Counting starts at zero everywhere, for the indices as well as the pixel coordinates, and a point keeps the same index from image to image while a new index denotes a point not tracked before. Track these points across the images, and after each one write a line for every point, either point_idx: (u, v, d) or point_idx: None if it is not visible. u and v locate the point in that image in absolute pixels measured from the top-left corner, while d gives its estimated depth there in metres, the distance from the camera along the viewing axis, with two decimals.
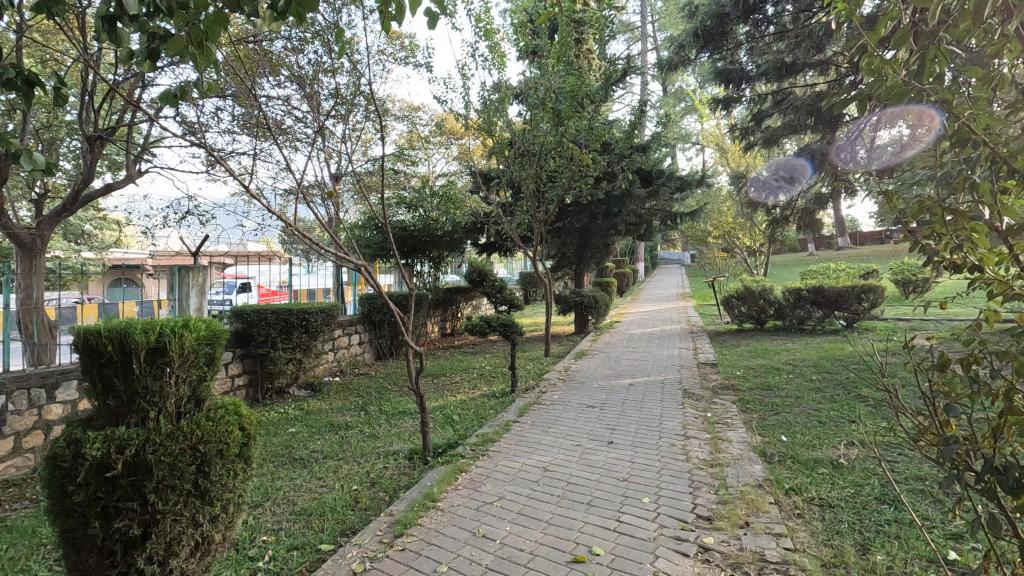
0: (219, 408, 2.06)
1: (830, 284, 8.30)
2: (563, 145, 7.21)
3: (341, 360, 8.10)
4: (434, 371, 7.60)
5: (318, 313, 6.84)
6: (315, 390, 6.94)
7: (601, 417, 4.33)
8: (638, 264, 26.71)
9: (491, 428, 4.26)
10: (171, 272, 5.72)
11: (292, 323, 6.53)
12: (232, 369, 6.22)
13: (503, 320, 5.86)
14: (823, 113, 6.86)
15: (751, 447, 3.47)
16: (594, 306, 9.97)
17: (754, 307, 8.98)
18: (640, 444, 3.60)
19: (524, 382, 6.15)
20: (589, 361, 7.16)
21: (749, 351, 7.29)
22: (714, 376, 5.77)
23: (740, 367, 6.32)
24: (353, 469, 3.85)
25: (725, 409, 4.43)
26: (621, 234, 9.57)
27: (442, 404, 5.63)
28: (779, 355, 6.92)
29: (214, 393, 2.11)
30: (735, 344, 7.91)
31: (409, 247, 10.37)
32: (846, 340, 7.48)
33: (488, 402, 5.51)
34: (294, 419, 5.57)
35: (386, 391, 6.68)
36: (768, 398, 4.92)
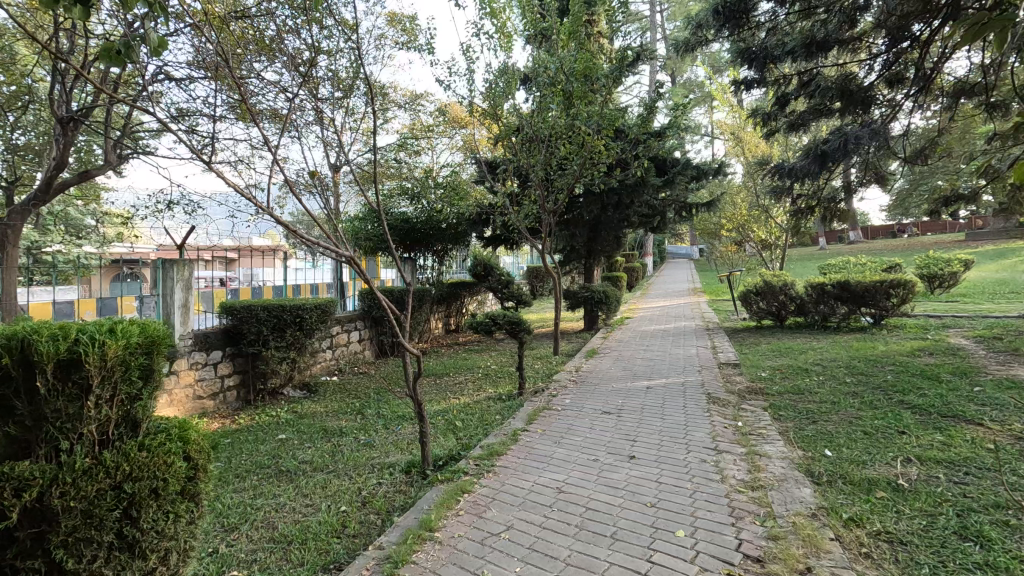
0: (160, 433, 1.75)
1: (856, 279, 7.82)
2: (573, 131, 6.77)
3: (340, 358, 7.74)
4: (438, 371, 7.22)
5: (314, 310, 6.38)
6: (311, 391, 6.57)
7: (619, 426, 3.91)
8: (647, 259, 26.19)
9: (496, 438, 3.86)
10: (154, 265, 5.34)
11: (285, 322, 6.08)
12: (221, 369, 5.86)
13: (511, 316, 5.46)
14: (855, 95, 6.42)
15: (794, 464, 3.05)
16: (604, 302, 9.54)
17: (774, 303, 8.54)
18: (666, 461, 3.18)
19: (533, 383, 5.74)
20: (602, 360, 6.74)
21: (772, 350, 6.85)
22: (738, 379, 5.33)
23: (765, 367, 5.88)
24: (343, 484, 3.47)
25: (756, 417, 4.00)
26: (633, 226, 9.12)
27: (444, 408, 5.24)
28: (805, 354, 6.47)
29: (155, 413, 1.80)
30: (756, 343, 7.46)
31: (412, 240, 10.00)
32: (875, 339, 7.03)
33: (493, 406, 5.12)
34: (287, 424, 5.20)
35: (385, 392, 6.30)
36: (801, 403, 4.48)
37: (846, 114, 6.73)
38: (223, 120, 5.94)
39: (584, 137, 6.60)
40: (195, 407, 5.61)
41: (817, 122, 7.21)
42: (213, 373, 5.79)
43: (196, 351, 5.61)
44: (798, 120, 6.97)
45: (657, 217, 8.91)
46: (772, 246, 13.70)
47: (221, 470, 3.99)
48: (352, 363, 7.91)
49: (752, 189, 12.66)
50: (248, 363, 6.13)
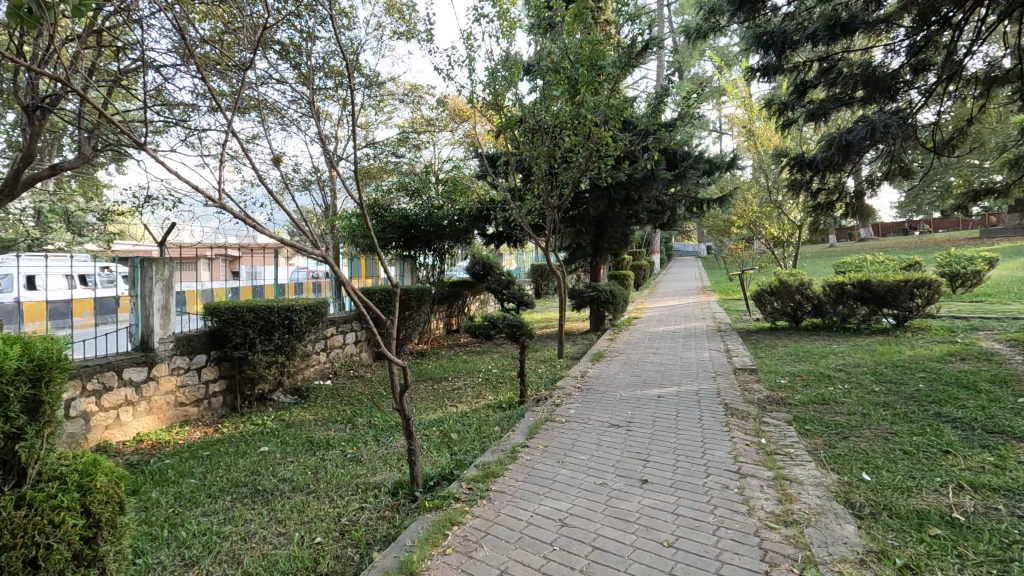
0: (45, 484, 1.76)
1: (878, 278, 7.40)
2: (578, 122, 6.39)
3: (333, 361, 7.42)
4: (437, 374, 6.89)
5: (306, 311, 6.04)
6: (302, 397, 6.23)
7: (628, 443, 3.55)
8: (654, 257, 25.73)
9: (494, 455, 3.51)
10: (133, 263, 5.04)
11: (274, 324, 5.73)
12: (206, 374, 5.54)
13: (512, 319, 5.09)
14: (879, 80, 6.11)
15: (831, 492, 2.67)
16: (611, 302, 9.17)
17: (790, 303, 8.14)
18: (683, 486, 2.82)
19: (535, 390, 5.39)
20: (609, 364, 6.37)
21: (790, 354, 6.46)
22: (756, 386, 4.96)
23: (784, 373, 5.49)
24: (322, 509, 3.13)
25: (781, 431, 3.63)
26: (641, 222, 8.73)
27: (439, 417, 4.89)
28: (826, 358, 6.08)
29: (45, 462, 1.80)
30: (771, 346, 7.08)
31: (412, 238, 9.67)
32: (899, 341, 6.63)
33: (493, 415, 4.76)
34: (273, 434, 4.87)
35: (379, 398, 5.96)
36: (828, 415, 4.11)
37: (870, 103, 6.32)
38: (209, 112, 5.62)
39: (590, 128, 6.22)
40: (177, 414, 5.29)
41: (838, 112, 6.79)
42: (197, 378, 5.47)
43: (178, 355, 5.29)
44: (819, 110, 6.56)
45: (666, 213, 8.53)
46: (783, 243, 13.27)
47: (196, 488, 3.66)
48: (347, 367, 7.59)
49: (764, 184, 12.22)
50: (235, 367, 5.81)
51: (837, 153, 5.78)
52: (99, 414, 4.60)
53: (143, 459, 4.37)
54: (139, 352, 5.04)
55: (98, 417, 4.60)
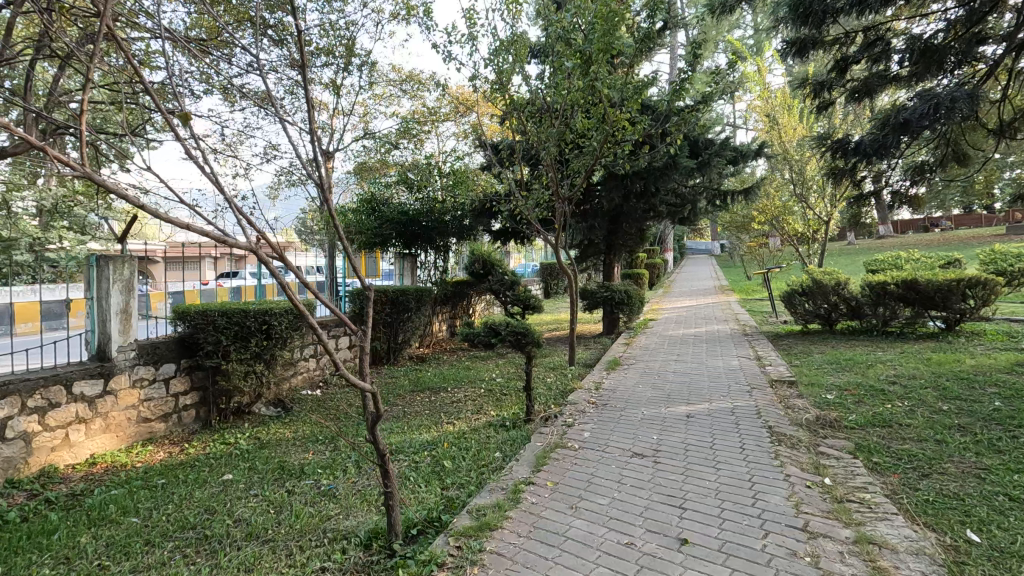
0: None
1: (925, 277, 6.66)
2: (593, 103, 5.71)
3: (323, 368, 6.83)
4: (436, 384, 6.26)
5: (289, 315, 5.43)
6: (285, 410, 5.62)
7: (657, 480, 2.89)
8: (667, 255, 24.95)
9: (492, 495, 2.87)
10: (88, 262, 4.46)
11: (252, 330, 5.10)
12: (175, 386, 4.95)
13: (517, 326, 4.44)
14: (941, 50, 5.33)
15: (940, 566, 2.00)
16: (626, 303, 8.51)
17: (824, 304, 7.42)
18: (737, 552, 2.15)
19: (543, 406, 4.74)
20: (627, 373, 5.71)
21: (830, 363, 5.75)
22: (801, 403, 4.28)
23: (829, 387, 4.81)
24: (276, 566, 2.51)
25: (846, 467, 2.95)
26: (659, 216, 8.05)
27: (434, 438, 4.27)
28: (873, 368, 5.38)
29: None
30: (806, 353, 6.37)
31: (411, 234, 9.06)
32: (952, 347, 5.91)
33: (494, 436, 4.13)
34: (244, 457, 4.26)
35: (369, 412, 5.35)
36: (896, 442, 3.42)
37: (923, 79, 5.58)
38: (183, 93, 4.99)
39: (605, 109, 5.56)
40: (141, 431, 4.72)
41: (884, 91, 6.06)
42: (164, 390, 4.88)
43: (141, 366, 4.70)
44: (863, 88, 5.83)
45: (686, 206, 7.87)
46: (808, 239, 12.50)
47: (136, 530, 3.06)
48: (339, 374, 7.01)
49: (788, 176, 11.47)
50: (209, 378, 5.21)
51: (890, 135, 5.05)
52: (43, 435, 4.02)
53: (90, 488, 3.79)
54: (95, 362, 4.45)
55: (42, 437, 4.02)
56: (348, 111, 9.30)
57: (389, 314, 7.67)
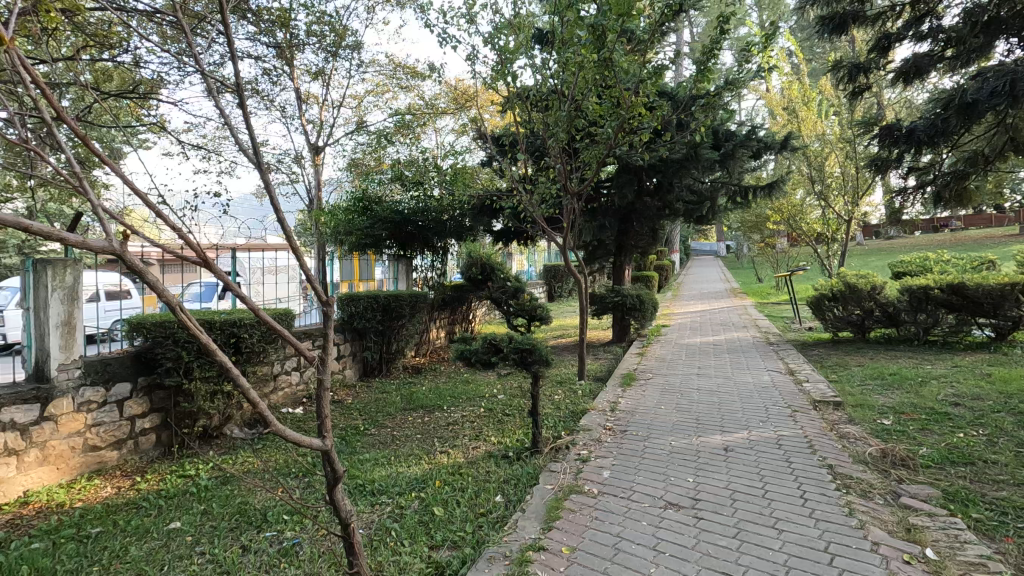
0: None
1: (974, 280, 5.99)
2: (607, 86, 5.08)
3: (307, 382, 6.23)
4: (431, 401, 5.63)
5: (262, 327, 4.75)
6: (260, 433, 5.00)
7: (705, 549, 2.25)
8: (674, 256, 24.27)
9: (492, 567, 2.23)
10: (24, 266, 3.85)
11: (218, 345, 4.44)
12: (131, 409, 4.33)
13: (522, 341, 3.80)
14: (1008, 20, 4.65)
15: None
16: (638, 309, 7.87)
17: (858, 311, 6.76)
18: None
19: (552, 432, 4.10)
20: (645, 390, 5.07)
21: (875, 379, 5.09)
22: (857, 432, 3.63)
23: (883, 410, 4.15)
24: None
25: (944, 529, 2.30)
26: (673, 215, 7.57)
27: (424, 473, 3.63)
28: (927, 386, 4.72)
29: None
30: (843, 366, 5.71)
31: (406, 234, 8.45)
32: (1012, 360, 5.24)
33: (496, 472, 3.50)
34: (199, 496, 3.63)
35: (353, 436, 4.73)
36: (993, 488, 2.77)
37: (982, 55, 4.90)
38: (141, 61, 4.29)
39: (621, 93, 4.93)
40: (89, 461, 4.09)
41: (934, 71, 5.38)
42: (117, 413, 4.26)
43: (88, 386, 4.08)
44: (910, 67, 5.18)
45: (704, 204, 7.28)
46: (827, 239, 11.83)
47: None
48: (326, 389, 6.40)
49: (807, 172, 10.80)
50: (172, 398, 4.59)
51: (952, 118, 4.39)
52: None
53: (10, 538, 3.15)
54: (31, 384, 3.83)
55: None
56: (339, 105, 8.72)
57: (381, 322, 7.05)
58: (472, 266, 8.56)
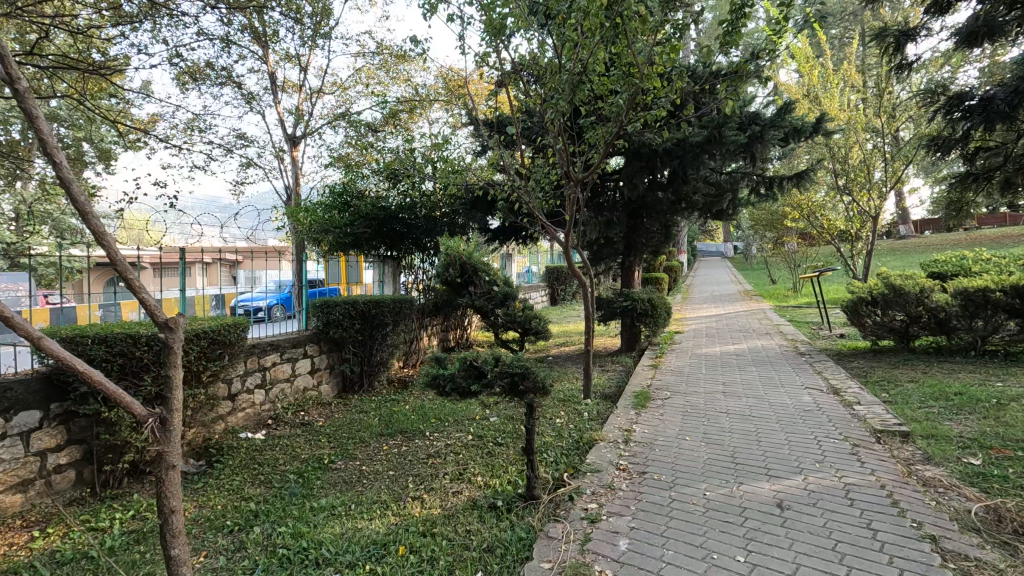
0: None
1: None
2: (618, 52, 4.28)
3: (273, 402, 5.47)
4: (413, 423, 4.86)
5: (205, 339, 3.95)
6: (207, 466, 4.24)
7: None
8: (682, 258, 23.46)
9: None
10: None
11: (146, 364, 3.63)
12: (39, 443, 3.53)
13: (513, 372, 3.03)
14: None
15: None
16: (649, 314, 7.07)
17: (902, 316, 5.93)
18: None
19: (553, 473, 3.27)
20: (662, 414, 4.28)
21: (940, 399, 4.26)
22: (948, 479, 2.79)
23: (968, 444, 3.32)
24: None
25: None
26: (689, 210, 6.73)
27: (385, 532, 2.83)
28: (1008, 409, 3.89)
29: None
30: (893, 381, 4.89)
31: (392, 233, 7.68)
32: None
33: (477, 534, 2.68)
34: (98, 564, 2.83)
35: (313, 471, 3.95)
36: None
37: None
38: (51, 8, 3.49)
39: (633, 60, 4.14)
40: None
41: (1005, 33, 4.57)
42: (21, 449, 3.45)
43: None
44: (979, 27, 4.41)
45: (725, 197, 6.50)
46: (850, 237, 11.00)
47: None
48: (295, 409, 5.62)
49: (831, 164, 9.99)
50: (94, 427, 3.79)
51: None
52: None
53: None
54: None
55: None
56: (320, 93, 7.98)
57: (361, 331, 6.28)
58: (451, 266, 7.21)
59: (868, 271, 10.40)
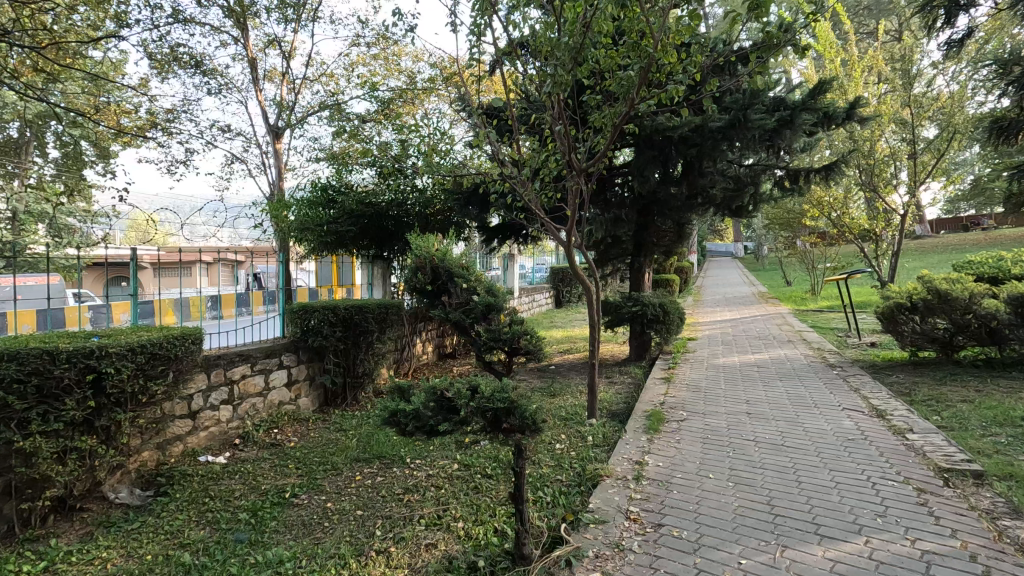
0: None
1: None
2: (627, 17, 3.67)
3: (242, 419, 4.91)
4: (394, 447, 4.28)
5: (143, 354, 3.39)
6: (154, 498, 3.69)
7: None
8: (691, 258, 22.78)
9: None
10: None
11: (67, 385, 3.07)
12: None
13: (496, 405, 2.43)
14: None
15: None
16: (660, 320, 6.47)
17: (945, 324, 5.29)
18: None
19: (548, 524, 2.67)
20: (679, 441, 3.67)
21: (1010, 426, 3.61)
22: None
23: None
24: None
25: None
26: (706, 206, 6.11)
27: None
28: None
29: None
30: (942, 400, 4.26)
31: (383, 231, 7.19)
32: None
33: None
34: None
35: (269, 509, 3.37)
36: None
37: None
38: None
39: (645, 26, 3.53)
40: None
41: None
42: None
43: None
44: None
45: (746, 191, 5.85)
46: (873, 236, 10.33)
47: None
48: (268, 426, 5.07)
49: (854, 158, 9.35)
50: (10, 457, 3.08)
51: None
52: None
53: None
54: None
55: None
56: (306, 82, 7.44)
57: (343, 339, 5.71)
58: (420, 269, 5.86)
59: (894, 272, 9.72)
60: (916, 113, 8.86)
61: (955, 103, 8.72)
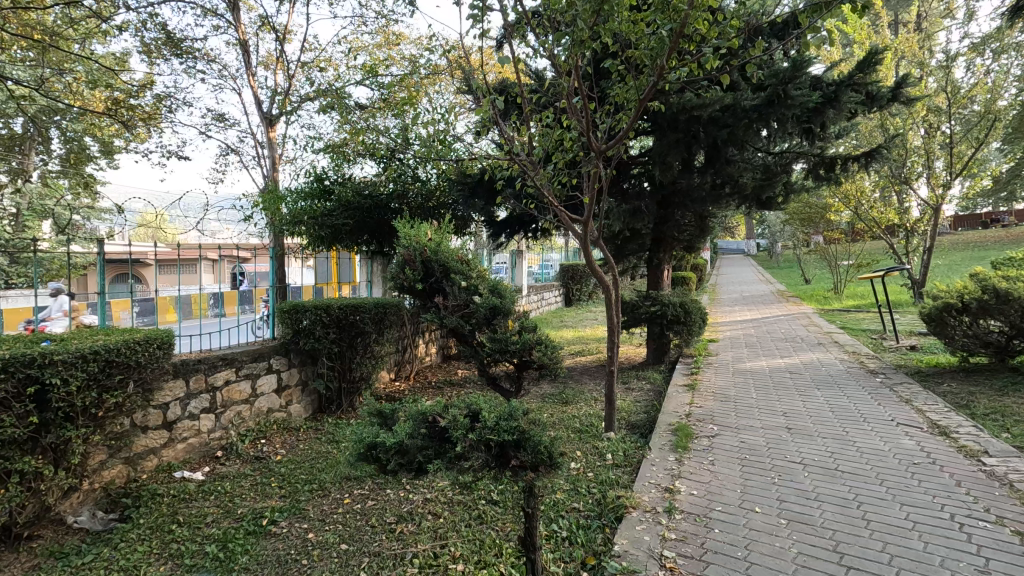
0: None
1: None
2: None
3: (225, 429, 4.49)
4: None
5: (97, 363, 2.96)
6: (117, 523, 3.26)
7: None
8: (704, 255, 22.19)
9: None
10: None
11: (4, 399, 2.65)
12: None
13: (502, 436, 2.02)
14: None
15: None
16: (680, 321, 5.98)
17: (1001, 327, 4.76)
18: None
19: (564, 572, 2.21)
20: (714, 463, 3.18)
21: None
22: None
23: None
24: None
25: None
26: (733, 196, 5.58)
27: None
28: None
29: None
30: (1008, 415, 3.75)
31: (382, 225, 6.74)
32: None
33: None
34: None
35: (240, 540, 2.93)
36: None
37: None
38: None
39: None
40: None
41: None
42: None
43: None
44: None
45: (778, 179, 5.32)
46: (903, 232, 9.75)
47: None
48: (254, 436, 4.65)
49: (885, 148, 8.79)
50: None
51: None
52: None
53: None
54: None
55: None
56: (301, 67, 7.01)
57: (338, 341, 5.25)
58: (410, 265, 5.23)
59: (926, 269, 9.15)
60: (952, 100, 8.30)
61: (996, 89, 8.13)
